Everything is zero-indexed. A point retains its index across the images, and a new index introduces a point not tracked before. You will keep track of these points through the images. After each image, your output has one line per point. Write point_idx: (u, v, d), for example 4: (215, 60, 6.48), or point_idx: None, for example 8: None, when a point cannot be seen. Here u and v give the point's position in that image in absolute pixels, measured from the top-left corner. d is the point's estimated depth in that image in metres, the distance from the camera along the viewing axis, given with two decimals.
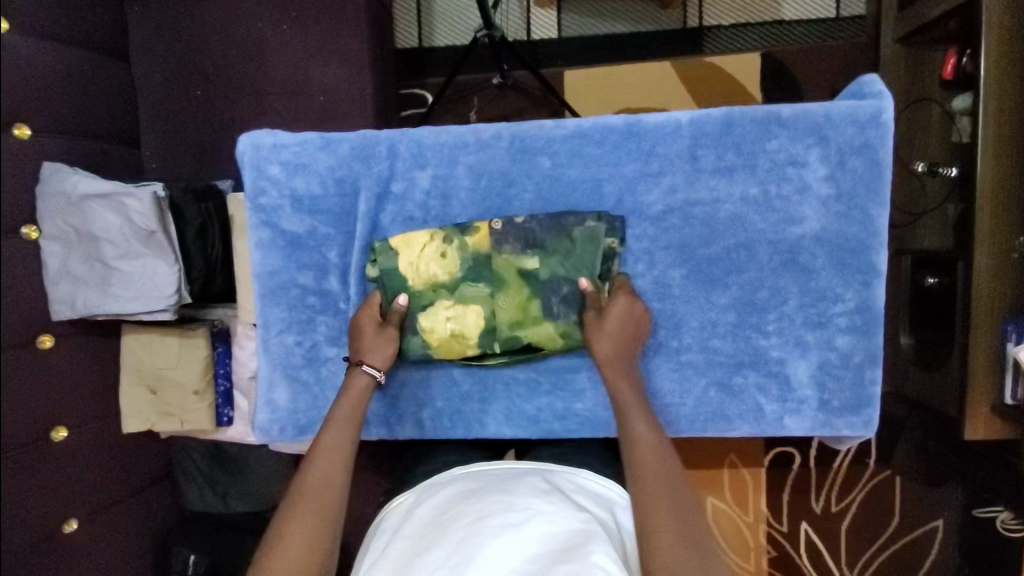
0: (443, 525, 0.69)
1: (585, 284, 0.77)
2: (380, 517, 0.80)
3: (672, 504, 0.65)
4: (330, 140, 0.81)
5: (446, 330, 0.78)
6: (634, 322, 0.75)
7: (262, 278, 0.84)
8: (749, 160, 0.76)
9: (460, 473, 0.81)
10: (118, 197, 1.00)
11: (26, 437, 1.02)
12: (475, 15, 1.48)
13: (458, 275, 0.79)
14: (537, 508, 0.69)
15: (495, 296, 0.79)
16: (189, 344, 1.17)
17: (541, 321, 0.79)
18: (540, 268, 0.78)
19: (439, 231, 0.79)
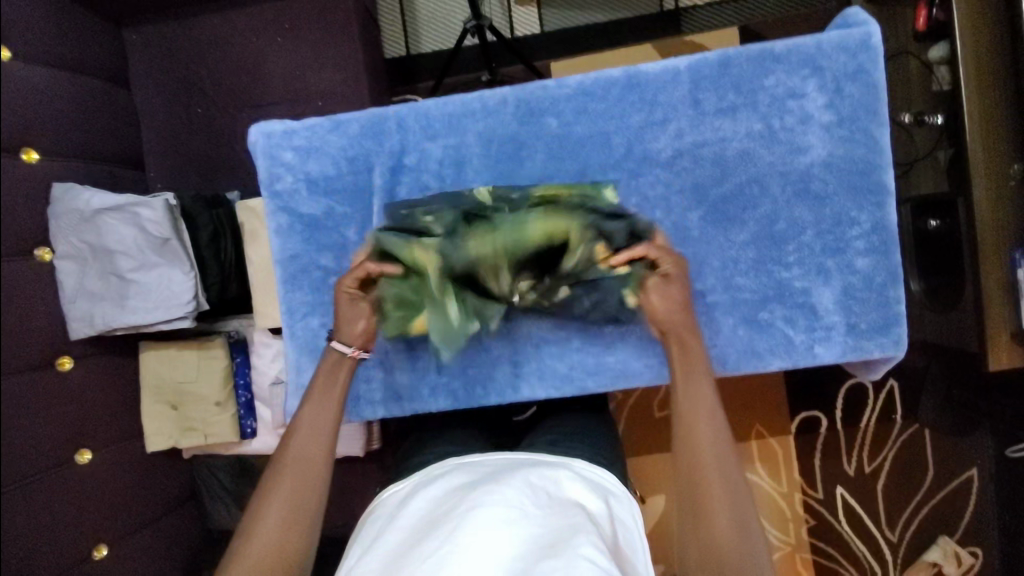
0: (438, 518, 0.67)
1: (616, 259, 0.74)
2: (370, 509, 0.78)
3: (723, 478, 0.63)
4: (340, 122, 0.83)
5: None
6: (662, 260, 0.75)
7: (283, 264, 0.85)
8: (750, 98, 0.78)
9: (456, 465, 0.79)
10: (131, 209, 1.02)
11: (52, 461, 1.00)
12: (458, 19, 1.52)
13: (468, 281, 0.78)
14: (524, 503, 0.67)
15: None
16: (206, 357, 1.17)
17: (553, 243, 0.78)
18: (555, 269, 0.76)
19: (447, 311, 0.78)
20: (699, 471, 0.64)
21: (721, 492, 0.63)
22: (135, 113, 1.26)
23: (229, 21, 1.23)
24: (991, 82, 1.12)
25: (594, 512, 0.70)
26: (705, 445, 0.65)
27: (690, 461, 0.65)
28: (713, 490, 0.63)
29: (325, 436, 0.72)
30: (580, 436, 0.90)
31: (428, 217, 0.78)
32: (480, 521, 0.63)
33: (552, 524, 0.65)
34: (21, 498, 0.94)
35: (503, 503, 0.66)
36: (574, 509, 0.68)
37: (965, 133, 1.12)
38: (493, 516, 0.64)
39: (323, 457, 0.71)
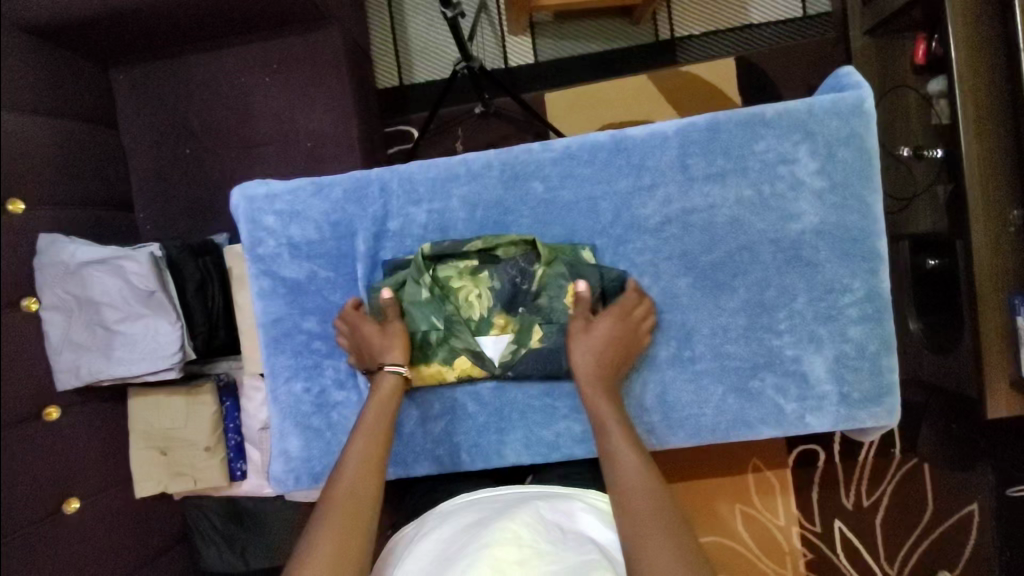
0: (449, 556, 0.65)
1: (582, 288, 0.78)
2: (385, 551, 0.77)
3: (646, 483, 0.64)
4: (322, 186, 0.83)
5: (432, 288, 0.81)
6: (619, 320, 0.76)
7: (266, 328, 0.85)
8: (739, 163, 0.77)
9: (465, 503, 0.78)
10: (117, 261, 1.01)
11: (38, 512, 0.99)
12: (453, 49, 1.50)
13: (470, 328, 0.81)
14: (537, 541, 0.67)
15: (492, 306, 0.81)
16: (195, 402, 1.16)
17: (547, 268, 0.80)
18: (545, 301, 0.81)
19: (460, 360, 0.81)
20: (621, 483, 0.65)
21: (647, 497, 0.63)
22: (123, 153, 1.24)
23: (217, 59, 1.22)
24: (991, 126, 1.09)
25: (607, 545, 0.70)
26: (618, 457, 0.67)
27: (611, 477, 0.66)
28: (636, 492, 0.64)
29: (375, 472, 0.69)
30: (586, 481, 0.88)
31: (429, 274, 0.80)
32: (485, 562, 0.62)
33: (565, 561, 0.64)
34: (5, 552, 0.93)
35: (513, 540, 0.65)
36: (588, 544, 0.68)
37: (963, 179, 1.10)
38: (505, 555, 0.63)
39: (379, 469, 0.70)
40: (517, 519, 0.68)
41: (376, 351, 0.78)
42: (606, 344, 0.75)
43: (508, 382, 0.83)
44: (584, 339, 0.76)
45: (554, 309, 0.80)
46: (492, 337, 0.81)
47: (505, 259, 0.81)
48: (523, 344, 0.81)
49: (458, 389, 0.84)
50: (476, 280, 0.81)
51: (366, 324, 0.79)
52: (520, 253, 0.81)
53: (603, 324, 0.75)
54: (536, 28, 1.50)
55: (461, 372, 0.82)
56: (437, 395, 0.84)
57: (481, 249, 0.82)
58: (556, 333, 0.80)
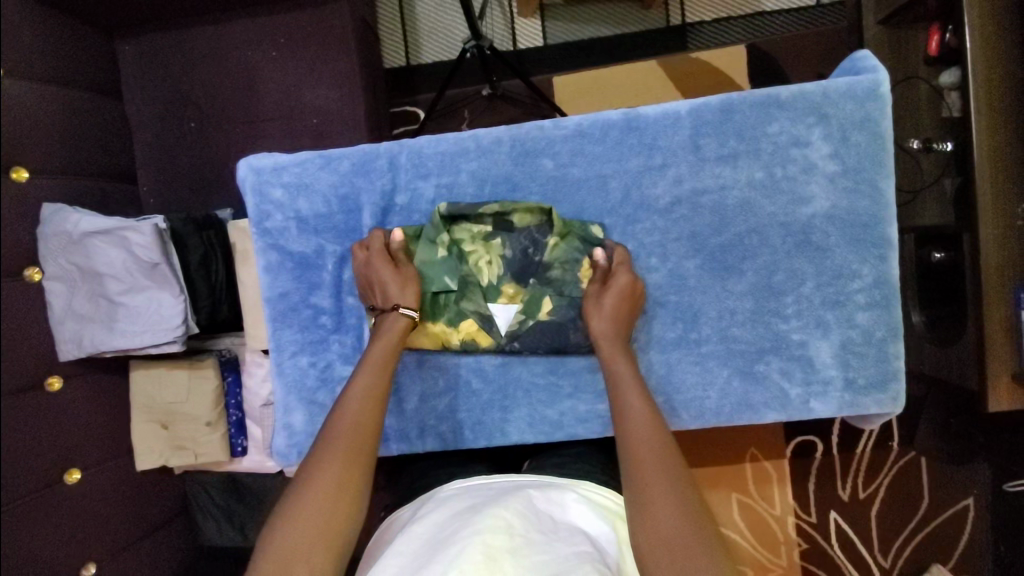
0: (442, 542, 0.65)
1: (602, 255, 0.77)
2: (380, 532, 0.78)
3: (663, 455, 0.63)
4: (331, 159, 0.83)
5: (450, 249, 0.80)
6: (625, 288, 0.75)
7: (272, 302, 0.85)
8: (752, 145, 0.77)
9: (459, 490, 0.78)
10: (120, 232, 1.00)
11: (42, 481, 1.00)
12: (460, 30, 1.49)
13: (482, 291, 0.81)
14: (528, 530, 0.67)
15: (503, 272, 0.81)
16: (198, 377, 1.16)
17: (562, 241, 0.80)
18: (559, 272, 0.80)
19: (468, 325, 0.81)
20: (641, 471, 0.62)
21: (661, 467, 0.62)
22: (127, 125, 1.23)
23: (224, 33, 1.20)
24: (1004, 117, 1.08)
25: (597, 536, 0.71)
26: (641, 447, 0.64)
27: (631, 468, 0.63)
28: (647, 461, 0.63)
29: (376, 409, 0.70)
30: (587, 462, 0.88)
31: (446, 235, 0.80)
32: (477, 549, 0.61)
33: (556, 552, 0.64)
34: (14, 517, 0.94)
35: (504, 528, 0.65)
36: (579, 536, 0.68)
37: (974, 170, 1.09)
38: (497, 542, 0.63)
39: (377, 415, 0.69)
40: (510, 507, 0.68)
41: (390, 292, 0.76)
42: (618, 304, 0.75)
43: (512, 360, 0.83)
44: (595, 309, 0.75)
45: (564, 282, 0.80)
46: (500, 305, 0.81)
47: (520, 228, 0.81)
48: (530, 315, 0.81)
49: (463, 365, 0.84)
50: (488, 246, 0.81)
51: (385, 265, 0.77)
52: (537, 222, 0.80)
53: (618, 282, 0.75)
54: (546, 10, 1.49)
55: (464, 334, 0.82)
56: (442, 372, 0.84)
57: (496, 216, 0.81)
58: (564, 306, 0.80)
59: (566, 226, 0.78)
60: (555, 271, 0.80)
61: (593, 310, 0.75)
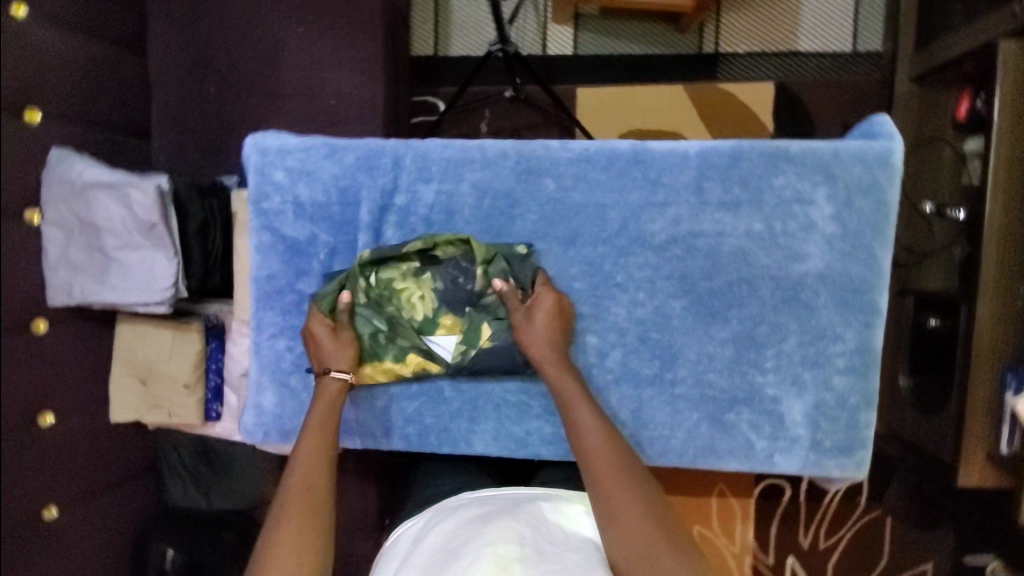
0: (453, 552, 0.68)
1: (500, 284, 0.78)
2: (389, 543, 0.80)
3: (619, 459, 0.71)
4: (336, 149, 0.83)
5: (378, 288, 0.82)
6: (551, 304, 0.77)
7: (259, 283, 0.85)
8: (755, 196, 0.76)
9: (469, 499, 0.80)
10: (123, 188, 1.00)
11: (17, 421, 1.02)
12: (491, 29, 1.48)
13: (417, 327, 0.81)
14: (538, 540, 0.69)
15: (434, 305, 0.82)
16: (181, 340, 1.17)
17: (488, 269, 0.80)
18: (488, 297, 0.81)
19: (414, 361, 0.82)
20: (600, 477, 0.69)
21: (617, 470, 0.70)
22: (146, 80, 1.24)
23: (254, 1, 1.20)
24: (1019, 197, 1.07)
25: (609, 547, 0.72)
26: (596, 455, 0.71)
27: (593, 478, 0.70)
28: (607, 468, 0.70)
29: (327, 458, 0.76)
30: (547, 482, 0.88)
31: (370, 280, 0.82)
32: (486, 559, 0.64)
33: (567, 561, 0.66)
34: None
35: (515, 538, 0.67)
36: (593, 545, 0.70)
37: (981, 245, 1.08)
38: (507, 552, 0.65)
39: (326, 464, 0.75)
40: (518, 517, 0.70)
41: (319, 357, 0.80)
42: (549, 320, 0.76)
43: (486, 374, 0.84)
44: (526, 328, 0.76)
45: (499, 306, 0.81)
46: (441, 337, 0.82)
47: (446, 260, 0.81)
48: (473, 344, 0.81)
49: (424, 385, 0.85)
50: (419, 281, 0.81)
51: (313, 328, 0.80)
52: (460, 253, 0.80)
53: (543, 300, 0.77)
54: (580, 20, 1.48)
55: (413, 367, 0.83)
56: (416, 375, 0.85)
57: (421, 251, 0.82)
58: (506, 332, 0.80)
59: (488, 253, 0.79)
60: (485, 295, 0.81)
61: (525, 329, 0.76)
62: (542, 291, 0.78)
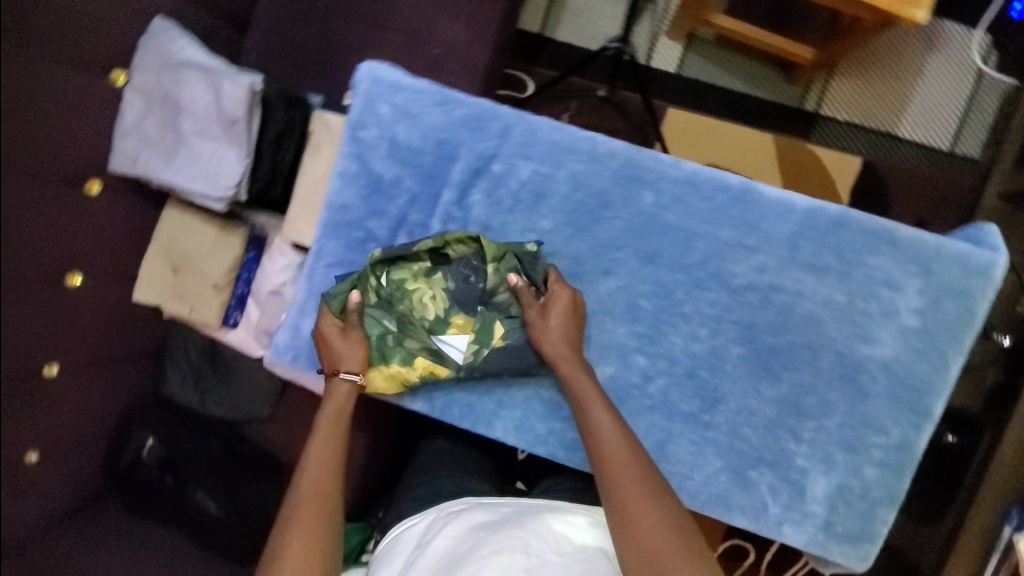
0: (459, 559, 0.80)
1: (513, 281, 0.79)
2: (397, 534, 0.94)
3: (635, 466, 0.71)
4: (447, 100, 0.81)
5: (388, 287, 0.82)
6: (565, 301, 0.77)
7: (331, 209, 0.85)
8: (847, 268, 0.75)
9: (474, 503, 0.93)
10: (218, 77, 1.00)
11: (45, 273, 1.03)
12: (615, 27, 1.46)
13: (426, 325, 0.82)
14: (545, 551, 0.80)
15: (441, 303, 0.82)
16: (223, 241, 1.17)
17: (498, 272, 0.80)
18: (499, 295, 0.81)
19: (423, 361, 0.82)
20: (615, 480, 0.70)
21: (634, 475, 0.70)
22: None
23: None
24: None
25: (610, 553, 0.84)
26: (614, 458, 0.72)
27: (608, 480, 0.71)
28: (623, 473, 0.70)
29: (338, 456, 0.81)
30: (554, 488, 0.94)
31: (382, 280, 0.82)
32: (492, 566, 0.76)
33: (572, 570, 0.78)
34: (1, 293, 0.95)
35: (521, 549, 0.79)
36: (596, 554, 0.81)
37: None
38: (510, 563, 0.76)
39: (337, 459, 0.81)
40: (523, 529, 0.82)
41: (327, 357, 0.82)
42: (565, 319, 0.77)
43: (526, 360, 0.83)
44: (539, 327, 0.77)
45: (511, 304, 0.82)
46: (451, 336, 0.82)
47: (457, 259, 0.82)
48: (484, 343, 0.82)
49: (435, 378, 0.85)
50: (430, 281, 0.82)
51: (325, 329, 0.81)
52: (471, 251, 0.81)
53: (557, 298, 0.78)
54: (692, 42, 1.46)
55: (421, 370, 0.83)
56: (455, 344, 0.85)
57: (432, 250, 0.83)
58: (518, 330, 0.82)
59: (500, 251, 0.79)
60: (497, 294, 0.81)
61: (541, 331, 0.77)
62: (557, 289, 0.78)
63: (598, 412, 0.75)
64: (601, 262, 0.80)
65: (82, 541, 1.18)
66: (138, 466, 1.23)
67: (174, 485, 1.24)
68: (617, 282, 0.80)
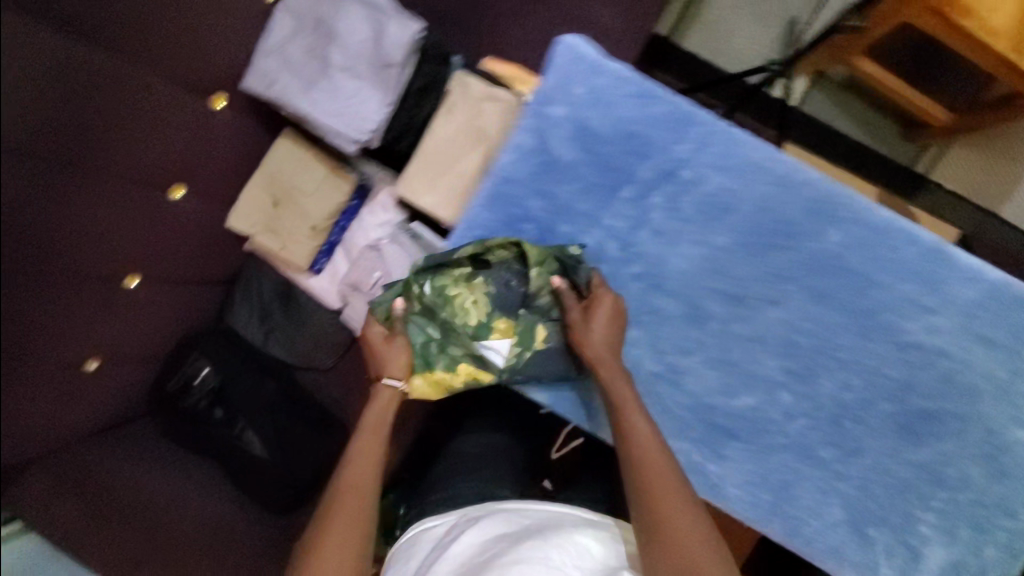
0: (478, 566, 0.77)
1: (558, 283, 0.85)
2: (410, 537, 0.93)
3: (664, 482, 0.76)
4: (647, 94, 0.81)
5: (431, 294, 0.90)
6: (609, 306, 0.83)
7: (498, 182, 0.86)
8: (1016, 346, 0.81)
9: (493, 509, 0.90)
10: (383, 16, 0.97)
11: (150, 179, 0.99)
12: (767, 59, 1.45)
13: (470, 326, 0.89)
14: (565, 564, 0.76)
15: (482, 307, 0.90)
16: (330, 183, 1.15)
17: (539, 279, 0.87)
18: (541, 298, 0.90)
19: (466, 364, 0.90)
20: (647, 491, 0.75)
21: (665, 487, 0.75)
22: None
23: None
24: None
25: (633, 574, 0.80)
26: (647, 469, 0.77)
27: (648, 491, 0.75)
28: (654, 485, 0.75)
29: (377, 456, 0.85)
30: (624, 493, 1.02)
31: (426, 287, 0.90)
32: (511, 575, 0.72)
33: None
34: (104, 191, 0.93)
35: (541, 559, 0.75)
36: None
37: None
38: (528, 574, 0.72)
39: (376, 458, 0.85)
40: (544, 540, 0.79)
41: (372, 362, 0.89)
42: (608, 322, 0.83)
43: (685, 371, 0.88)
44: (584, 331, 0.82)
45: (550, 307, 0.91)
46: (495, 339, 0.90)
47: (498, 265, 0.91)
48: (527, 345, 0.90)
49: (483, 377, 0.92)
50: (472, 287, 0.90)
51: (371, 336, 0.89)
52: (511, 256, 0.90)
53: (603, 303, 0.83)
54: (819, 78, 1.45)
55: (464, 375, 0.91)
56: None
57: (473, 257, 0.91)
58: (557, 332, 0.91)
59: (542, 257, 0.85)
60: (538, 297, 0.89)
61: (585, 335, 0.82)
62: (601, 294, 0.83)
63: (636, 418, 0.80)
64: (769, 292, 0.84)
65: (119, 460, 1.12)
66: (187, 393, 1.17)
67: (224, 419, 1.18)
68: (780, 313, 0.85)
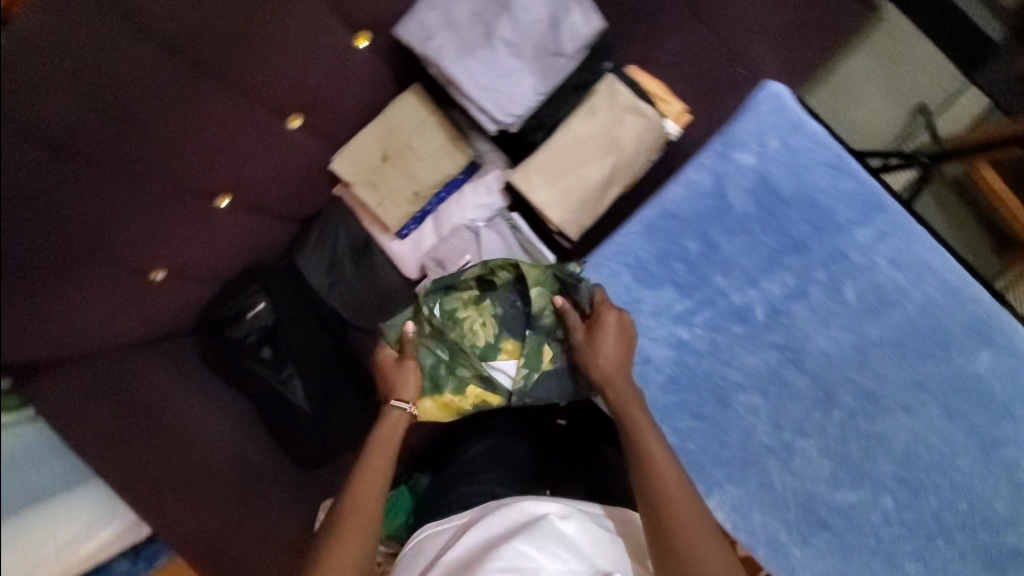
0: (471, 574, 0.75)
1: (558, 302, 0.87)
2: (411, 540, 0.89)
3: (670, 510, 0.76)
4: (839, 168, 0.91)
5: (439, 316, 0.92)
6: (613, 323, 0.85)
7: (668, 210, 0.93)
8: None
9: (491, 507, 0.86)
10: (568, 2, 0.93)
11: (275, 106, 0.95)
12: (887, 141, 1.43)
13: (478, 348, 0.92)
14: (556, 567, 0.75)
15: (487, 327, 0.93)
16: (443, 153, 1.09)
17: (537, 297, 0.90)
18: (545, 317, 0.91)
19: (475, 385, 0.92)
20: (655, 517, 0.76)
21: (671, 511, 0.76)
22: None
23: None
24: None
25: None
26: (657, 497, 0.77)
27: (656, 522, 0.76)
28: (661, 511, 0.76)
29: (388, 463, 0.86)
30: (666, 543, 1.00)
31: (435, 309, 0.92)
32: None
33: None
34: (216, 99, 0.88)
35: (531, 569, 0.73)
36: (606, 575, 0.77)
37: None
38: None
39: (387, 466, 0.85)
40: (537, 544, 0.76)
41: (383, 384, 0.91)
42: (612, 341, 0.85)
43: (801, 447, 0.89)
44: (590, 350, 0.84)
45: (554, 326, 0.91)
46: (502, 361, 0.92)
47: (502, 288, 0.94)
48: (535, 367, 0.91)
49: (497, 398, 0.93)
50: (479, 309, 0.93)
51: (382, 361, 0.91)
52: (513, 276, 0.93)
53: (608, 320, 0.85)
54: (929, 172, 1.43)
55: (473, 398, 0.93)
56: (731, 407, 0.90)
57: (478, 279, 0.94)
58: (563, 352, 0.92)
59: (543, 275, 0.89)
60: (543, 316, 0.90)
61: (590, 357, 0.84)
62: (606, 312, 0.86)
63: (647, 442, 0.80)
64: (901, 399, 0.87)
65: (157, 375, 1.05)
66: (240, 323, 1.09)
67: (272, 360, 1.12)
68: (909, 421, 0.87)
